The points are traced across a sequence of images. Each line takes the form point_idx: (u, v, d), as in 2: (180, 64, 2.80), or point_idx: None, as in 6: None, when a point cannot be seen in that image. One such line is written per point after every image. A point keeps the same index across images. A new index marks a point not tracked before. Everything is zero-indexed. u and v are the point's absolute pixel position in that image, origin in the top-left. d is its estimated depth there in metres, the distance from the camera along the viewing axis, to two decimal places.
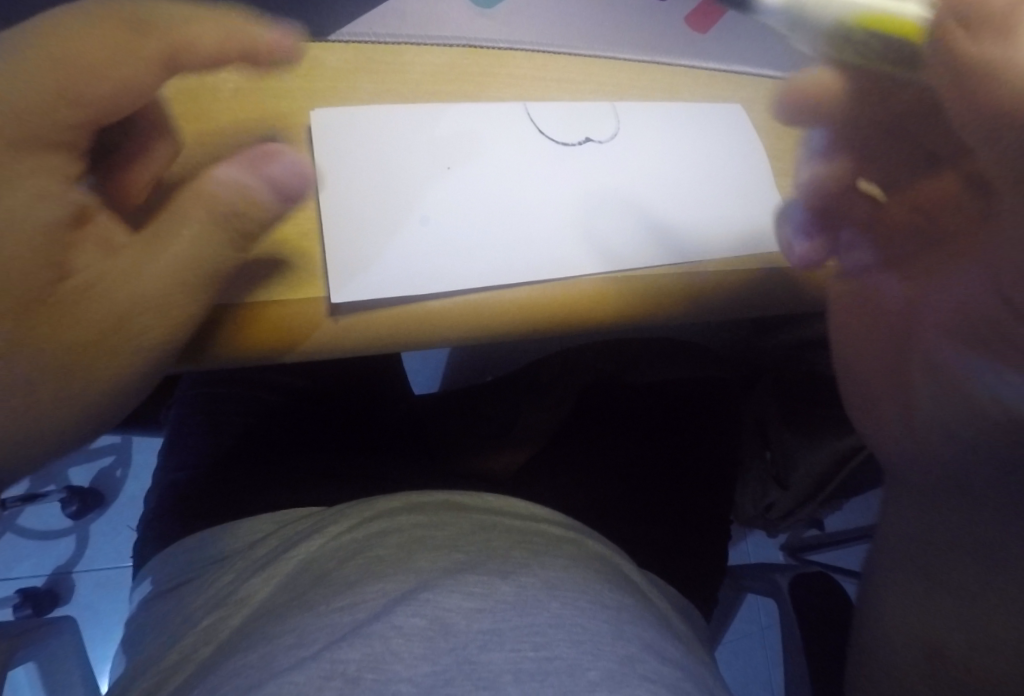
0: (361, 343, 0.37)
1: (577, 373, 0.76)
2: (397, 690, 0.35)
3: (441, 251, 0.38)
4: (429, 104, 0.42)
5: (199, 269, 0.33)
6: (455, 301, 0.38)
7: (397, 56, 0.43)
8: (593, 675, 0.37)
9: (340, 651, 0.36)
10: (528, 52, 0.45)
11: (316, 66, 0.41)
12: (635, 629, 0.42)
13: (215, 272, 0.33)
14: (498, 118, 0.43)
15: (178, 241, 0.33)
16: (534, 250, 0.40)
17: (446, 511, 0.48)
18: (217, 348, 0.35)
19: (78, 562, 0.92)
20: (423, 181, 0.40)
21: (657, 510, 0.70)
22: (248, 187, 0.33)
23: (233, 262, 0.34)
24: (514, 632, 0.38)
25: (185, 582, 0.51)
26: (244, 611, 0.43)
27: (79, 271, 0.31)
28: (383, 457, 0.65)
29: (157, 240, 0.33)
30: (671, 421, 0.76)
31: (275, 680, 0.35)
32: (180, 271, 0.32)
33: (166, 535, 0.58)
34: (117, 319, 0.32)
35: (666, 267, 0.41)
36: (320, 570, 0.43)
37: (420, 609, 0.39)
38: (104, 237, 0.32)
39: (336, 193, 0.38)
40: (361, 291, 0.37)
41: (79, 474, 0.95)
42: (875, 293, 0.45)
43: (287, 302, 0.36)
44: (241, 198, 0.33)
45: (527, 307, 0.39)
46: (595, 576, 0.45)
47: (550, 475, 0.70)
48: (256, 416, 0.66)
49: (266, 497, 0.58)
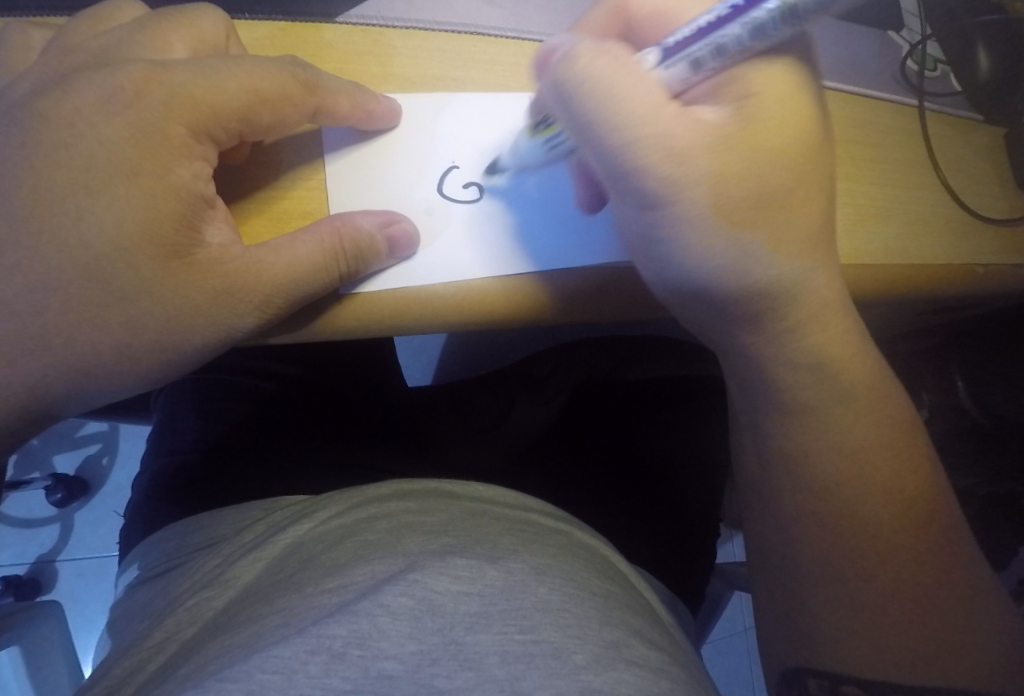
0: (369, 322, 0.39)
1: (571, 368, 0.81)
2: (383, 667, 0.36)
3: (446, 240, 0.40)
4: (435, 94, 0.42)
5: (289, 292, 0.37)
6: (456, 288, 0.40)
7: (404, 41, 0.42)
8: (579, 659, 0.37)
9: (327, 627, 0.37)
10: (536, 42, 0.44)
11: (321, 48, 0.42)
12: (621, 615, 0.42)
13: (301, 287, 0.37)
14: (500, 106, 0.43)
15: (281, 258, 0.36)
16: (531, 242, 0.41)
17: (435, 498, 0.48)
18: (229, 325, 0.36)
19: (62, 550, 0.91)
20: (430, 173, 0.42)
21: (648, 504, 0.70)
22: (372, 242, 0.37)
23: (316, 296, 0.38)
24: (501, 616, 0.39)
25: (171, 567, 0.51)
26: (229, 593, 0.43)
27: (204, 243, 0.36)
28: (378, 445, 0.66)
29: (261, 251, 0.36)
30: (662, 418, 0.78)
31: (258, 655, 0.35)
32: (279, 289, 0.36)
33: (156, 519, 0.59)
34: (219, 298, 0.36)
35: None
36: (308, 552, 0.43)
37: (407, 589, 0.39)
38: (227, 217, 0.37)
39: (345, 182, 0.40)
40: (373, 282, 0.39)
41: (65, 461, 0.93)
42: (848, 297, 0.48)
43: (324, 300, 0.39)
44: (363, 242, 0.37)
45: (523, 295, 0.40)
46: (582, 564, 0.45)
47: (543, 467, 0.72)
48: (250, 400, 0.66)
49: (259, 479, 0.58)
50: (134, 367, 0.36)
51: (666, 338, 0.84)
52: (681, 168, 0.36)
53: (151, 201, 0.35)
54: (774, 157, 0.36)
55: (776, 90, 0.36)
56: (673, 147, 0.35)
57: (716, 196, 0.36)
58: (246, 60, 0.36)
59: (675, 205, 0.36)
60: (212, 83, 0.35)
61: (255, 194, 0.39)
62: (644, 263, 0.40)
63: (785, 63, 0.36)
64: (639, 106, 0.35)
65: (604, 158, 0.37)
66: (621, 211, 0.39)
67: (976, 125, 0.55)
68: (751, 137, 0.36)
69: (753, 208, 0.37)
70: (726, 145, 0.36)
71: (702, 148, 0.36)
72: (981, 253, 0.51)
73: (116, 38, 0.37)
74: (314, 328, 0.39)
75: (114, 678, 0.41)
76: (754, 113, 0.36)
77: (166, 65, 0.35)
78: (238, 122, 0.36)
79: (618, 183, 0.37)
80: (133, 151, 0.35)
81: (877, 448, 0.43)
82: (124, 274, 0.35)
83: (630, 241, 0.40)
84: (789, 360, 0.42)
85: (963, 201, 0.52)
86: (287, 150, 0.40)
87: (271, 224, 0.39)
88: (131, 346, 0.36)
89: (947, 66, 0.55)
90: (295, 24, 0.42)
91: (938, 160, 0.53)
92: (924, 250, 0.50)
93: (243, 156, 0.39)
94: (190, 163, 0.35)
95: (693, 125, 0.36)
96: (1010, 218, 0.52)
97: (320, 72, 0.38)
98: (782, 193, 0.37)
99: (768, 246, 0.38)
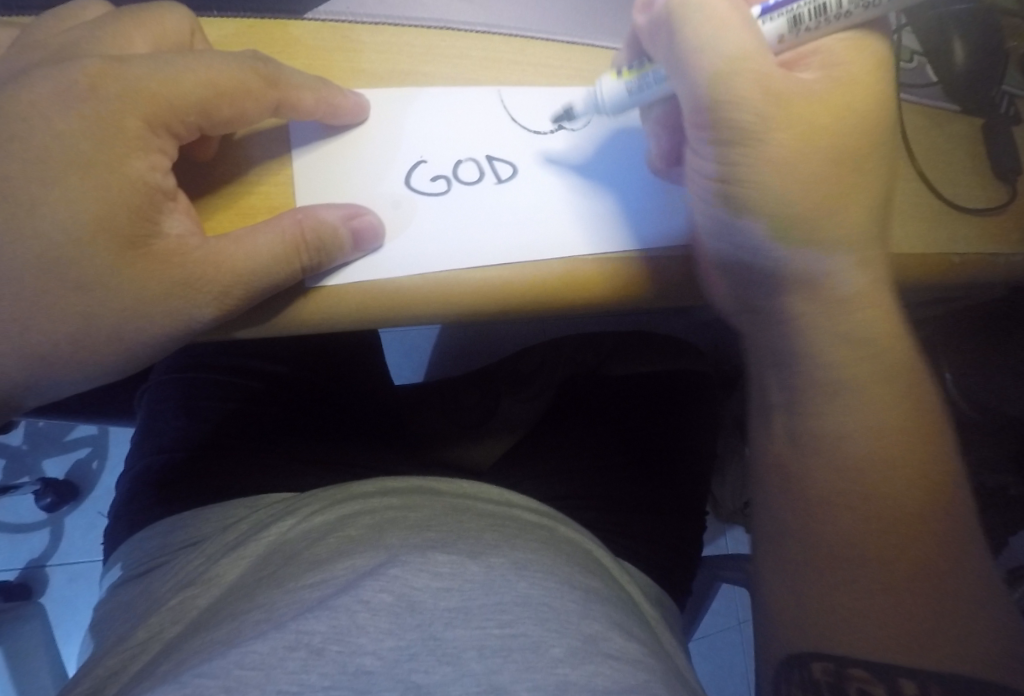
0: (336, 314, 0.39)
1: (556, 366, 0.82)
2: (361, 663, 0.36)
3: (415, 232, 0.40)
4: (404, 89, 0.42)
5: (250, 284, 0.36)
6: (425, 279, 0.39)
7: (374, 37, 0.43)
8: (556, 652, 0.37)
9: (306, 623, 0.37)
10: (506, 36, 0.44)
11: (289, 45, 0.42)
12: (602, 608, 0.42)
13: (264, 280, 0.37)
14: (469, 103, 0.43)
15: (241, 252, 0.36)
16: (502, 233, 0.41)
17: (420, 494, 0.48)
18: (194, 319, 0.37)
19: (52, 555, 0.91)
20: (396, 166, 0.41)
21: (637, 495, 0.71)
22: (335, 233, 0.37)
23: (280, 287, 0.38)
24: (479, 610, 0.39)
25: (156, 566, 0.52)
26: (213, 591, 0.43)
27: (163, 234, 0.36)
28: (360, 443, 0.66)
29: (223, 242, 0.36)
30: (653, 411, 0.79)
31: (237, 651, 0.35)
32: (239, 280, 0.36)
33: (139, 518, 0.59)
34: (178, 289, 0.36)
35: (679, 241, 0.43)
36: (292, 549, 0.43)
37: (387, 584, 0.39)
38: (189, 210, 0.37)
39: (311, 175, 0.40)
40: (335, 275, 0.39)
41: (53, 466, 0.93)
42: None
43: (291, 294, 0.39)
44: (325, 232, 0.37)
45: (494, 284, 0.40)
46: (565, 558, 0.45)
47: (531, 462, 0.72)
48: (234, 398, 0.65)
49: (242, 478, 0.58)
50: (102, 361, 0.37)
51: (650, 337, 0.86)
52: (777, 109, 0.37)
53: (109, 191, 0.35)
54: (856, 121, 0.39)
55: (860, 61, 0.39)
56: (784, 87, 0.37)
57: (798, 146, 0.38)
58: (208, 56, 0.37)
59: (762, 144, 0.38)
60: (170, 79, 0.35)
61: (223, 191, 0.39)
62: (707, 213, 0.41)
63: (861, 38, 0.40)
64: (744, 47, 0.37)
65: (694, 90, 0.38)
66: (691, 148, 0.40)
67: (954, 116, 0.55)
68: (840, 96, 0.39)
69: (844, 165, 0.39)
70: (817, 102, 0.38)
71: (796, 101, 0.38)
72: (959, 243, 0.51)
73: (78, 33, 0.37)
74: (283, 322, 0.39)
75: (97, 677, 0.41)
76: (845, 80, 0.39)
77: (123, 59, 0.35)
78: (195, 116, 0.36)
79: (701, 118, 0.38)
80: (90, 144, 0.35)
81: (913, 425, 0.43)
82: (91, 271, 0.35)
83: (693, 182, 0.41)
84: (839, 330, 0.42)
85: (939, 190, 0.52)
86: (254, 146, 0.40)
87: (237, 218, 0.39)
88: (97, 341, 0.36)
89: (922, 57, 0.56)
90: (264, 20, 0.42)
91: (914, 151, 0.53)
92: (902, 240, 0.50)
93: (211, 152, 0.39)
94: (148, 156, 0.35)
95: (787, 78, 0.38)
96: (986, 208, 0.53)
97: (282, 66, 0.38)
98: (860, 156, 0.39)
99: (838, 197, 0.39)
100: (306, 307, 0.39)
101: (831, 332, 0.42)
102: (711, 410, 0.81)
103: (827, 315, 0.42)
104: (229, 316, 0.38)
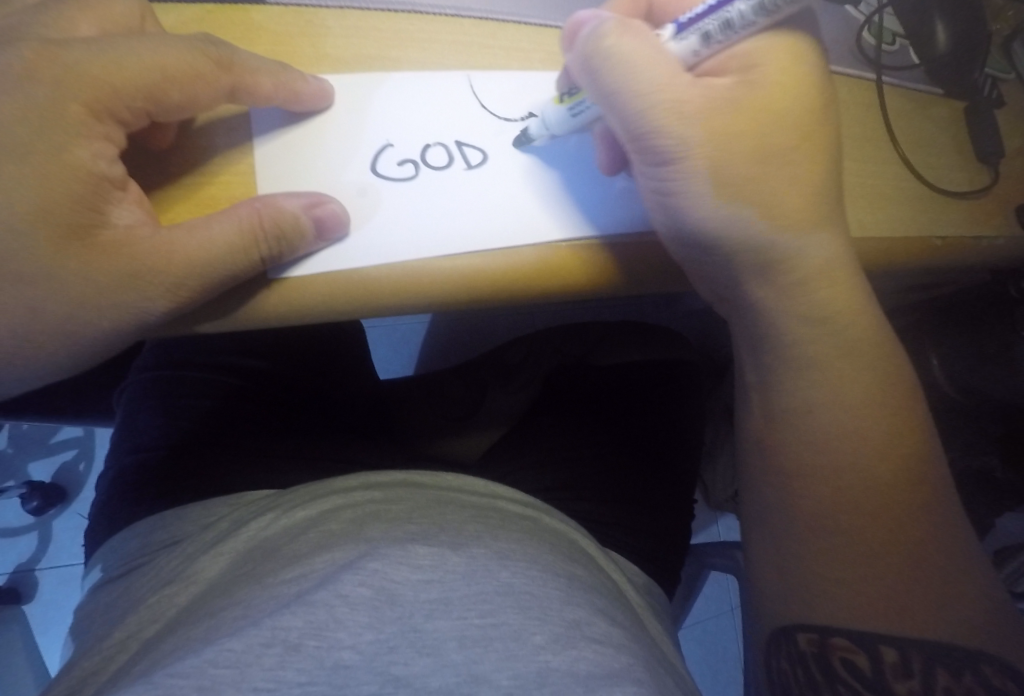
0: (306, 304, 0.38)
1: (541, 357, 0.81)
2: (340, 658, 0.35)
3: (382, 221, 0.39)
4: (369, 75, 0.42)
5: (209, 274, 0.36)
6: (395, 268, 0.39)
7: (341, 21, 0.42)
8: (538, 640, 0.37)
9: (282, 619, 0.36)
10: (476, 19, 0.43)
11: (251, 30, 0.41)
12: (585, 596, 0.42)
13: (226, 271, 0.36)
14: (437, 88, 0.42)
15: (199, 242, 0.35)
16: (474, 221, 0.40)
17: (403, 488, 0.47)
18: (154, 311, 0.36)
19: (40, 559, 0.90)
20: (362, 154, 0.41)
21: (624, 485, 0.70)
22: (296, 223, 0.36)
23: (238, 279, 0.37)
24: (461, 600, 0.38)
25: (136, 567, 0.51)
26: (191, 589, 0.42)
27: (111, 223, 0.35)
28: (343, 438, 0.66)
29: (181, 232, 0.36)
30: (639, 400, 0.78)
31: (211, 649, 0.35)
32: (197, 271, 0.35)
33: (118, 518, 0.58)
34: (134, 281, 0.35)
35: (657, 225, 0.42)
36: (270, 545, 0.42)
37: (366, 578, 0.38)
38: (140, 199, 0.36)
39: (274, 164, 0.40)
40: (302, 265, 0.38)
41: (39, 469, 0.92)
42: None
43: (258, 285, 0.38)
44: (285, 222, 0.36)
45: (467, 271, 0.39)
46: (548, 548, 0.45)
47: (516, 453, 0.72)
48: (212, 394, 0.64)
49: (222, 476, 0.57)
50: (63, 356, 0.36)
51: (635, 326, 0.85)
52: (700, 127, 0.37)
53: (53, 181, 0.34)
54: (778, 121, 0.38)
55: (780, 57, 0.38)
56: (706, 111, 0.37)
57: (725, 160, 0.38)
58: (154, 38, 0.36)
59: (695, 164, 0.38)
60: (114, 63, 0.34)
61: (183, 181, 0.38)
62: (661, 221, 0.40)
63: (782, 36, 0.39)
64: (659, 75, 0.37)
65: (624, 121, 0.38)
66: (637, 172, 0.40)
67: (936, 100, 0.55)
68: (764, 103, 0.38)
69: (772, 176, 0.39)
70: (739, 109, 0.38)
71: (717, 111, 0.38)
72: (941, 224, 0.51)
73: (26, 19, 0.36)
74: (251, 314, 0.38)
75: (74, 679, 0.41)
76: (764, 87, 0.38)
77: (65, 44, 0.34)
78: (143, 101, 0.35)
79: (639, 145, 0.38)
80: (32, 133, 0.34)
81: (885, 409, 0.43)
82: (42, 265, 0.34)
83: (649, 202, 0.40)
84: (804, 312, 0.42)
85: (921, 172, 0.52)
86: (216, 134, 0.39)
87: (199, 208, 0.38)
88: (55, 336, 0.35)
89: (904, 40, 0.55)
90: (224, 5, 0.41)
91: (895, 133, 0.53)
92: (884, 222, 0.50)
93: (168, 140, 0.38)
94: (92, 143, 0.34)
95: (707, 91, 0.38)
96: (971, 191, 0.52)
97: (235, 50, 0.37)
98: (791, 154, 0.39)
99: (771, 206, 0.39)
100: (275, 298, 0.38)
101: (798, 315, 0.42)
102: (697, 399, 0.81)
103: (789, 302, 0.42)
104: (192, 308, 0.37)
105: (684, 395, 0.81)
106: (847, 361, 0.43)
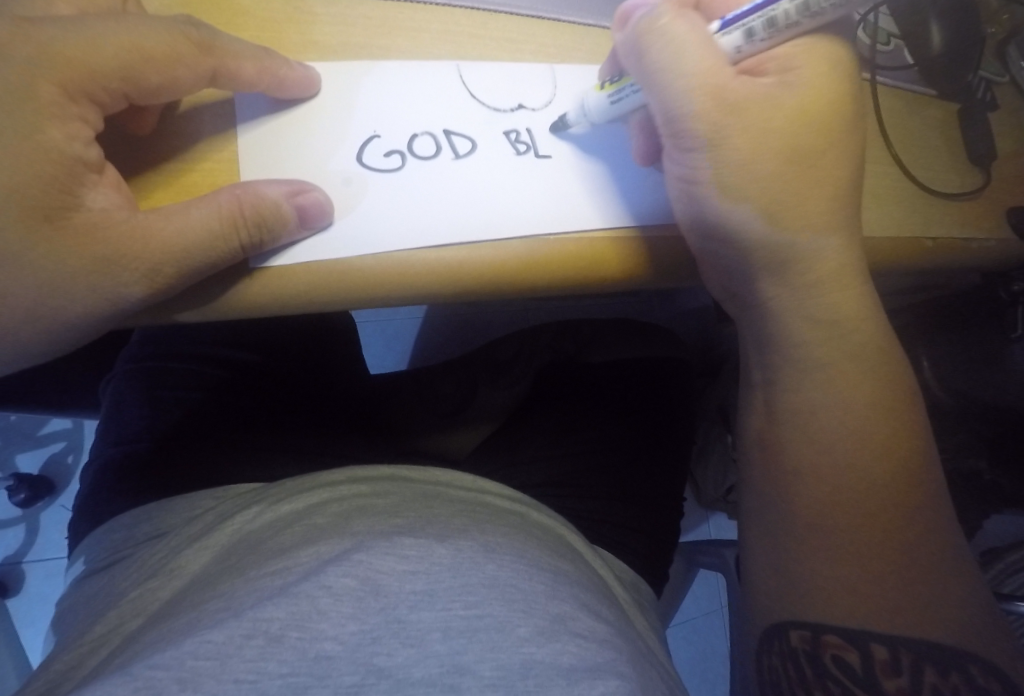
0: (288, 293, 0.38)
1: (535, 351, 0.81)
2: (322, 649, 0.35)
3: (366, 211, 0.39)
4: (358, 62, 0.41)
5: (186, 262, 0.35)
6: (379, 259, 0.38)
7: (331, 8, 0.41)
8: (522, 632, 0.37)
9: (264, 610, 0.35)
10: (466, 9, 0.43)
11: (236, 14, 0.40)
12: (571, 591, 0.42)
13: (203, 259, 0.35)
14: (426, 77, 0.42)
15: (174, 230, 0.35)
16: (459, 214, 0.40)
17: (390, 482, 0.47)
18: (133, 297, 0.35)
19: (27, 552, 0.89)
20: (347, 142, 0.40)
21: (613, 480, 0.70)
22: (277, 211, 0.36)
23: (217, 267, 0.36)
24: (446, 592, 0.38)
25: (117, 560, 0.50)
26: (175, 582, 0.41)
27: (85, 207, 0.34)
28: (329, 432, 0.65)
29: (158, 218, 0.35)
30: (631, 396, 0.78)
31: (192, 639, 0.34)
32: (172, 258, 0.35)
33: (100, 510, 0.58)
34: (104, 266, 0.34)
35: (643, 224, 0.42)
36: (254, 540, 0.42)
37: (351, 569, 0.38)
38: (117, 184, 0.36)
39: (259, 150, 0.39)
40: (279, 253, 0.38)
41: (27, 461, 0.91)
42: None
43: (239, 273, 0.38)
44: (266, 210, 0.36)
45: (452, 263, 0.39)
46: (534, 543, 0.44)
47: (507, 450, 0.71)
48: (195, 388, 0.64)
49: (205, 469, 0.57)
50: (37, 339, 0.36)
51: (625, 325, 0.85)
52: (738, 115, 0.37)
53: (25, 163, 0.33)
54: (805, 129, 0.38)
55: (817, 60, 0.38)
56: (752, 105, 0.38)
57: (759, 150, 0.38)
58: (132, 19, 0.35)
59: (726, 151, 0.38)
60: (88, 42, 0.34)
61: (164, 168, 0.38)
62: (684, 211, 0.41)
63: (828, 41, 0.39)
64: (702, 63, 0.37)
65: (663, 104, 0.38)
66: (668, 156, 0.40)
67: (929, 101, 0.55)
68: (798, 107, 0.38)
69: (802, 176, 0.39)
70: (779, 109, 0.38)
71: (759, 108, 0.38)
72: (932, 225, 0.50)
73: None
74: (231, 302, 0.38)
75: (54, 672, 0.40)
76: (806, 86, 0.38)
77: (44, 23, 0.34)
78: (120, 82, 0.34)
79: (673, 130, 0.38)
80: (7, 112, 0.33)
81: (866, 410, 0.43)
82: (13, 247, 0.34)
83: (672, 189, 0.41)
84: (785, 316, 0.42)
85: (912, 173, 0.52)
86: (199, 121, 0.39)
87: (181, 196, 0.38)
88: (30, 320, 0.35)
89: (900, 40, 0.55)
90: None
91: (889, 133, 0.52)
92: (876, 221, 0.49)
93: (150, 126, 0.38)
94: (66, 124, 0.34)
95: (750, 85, 0.38)
96: (964, 192, 0.52)
97: (217, 32, 0.37)
98: (811, 163, 0.39)
99: (796, 202, 0.39)
100: (255, 287, 0.38)
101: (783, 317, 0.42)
102: (688, 394, 0.81)
103: (795, 299, 0.42)
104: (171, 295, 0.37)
105: (676, 393, 0.80)
106: (834, 367, 0.43)
